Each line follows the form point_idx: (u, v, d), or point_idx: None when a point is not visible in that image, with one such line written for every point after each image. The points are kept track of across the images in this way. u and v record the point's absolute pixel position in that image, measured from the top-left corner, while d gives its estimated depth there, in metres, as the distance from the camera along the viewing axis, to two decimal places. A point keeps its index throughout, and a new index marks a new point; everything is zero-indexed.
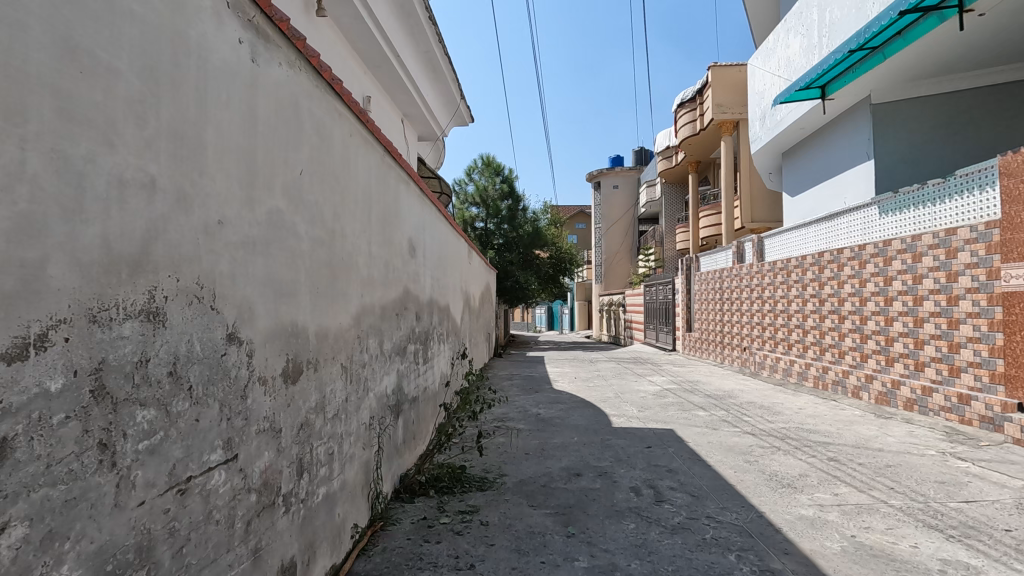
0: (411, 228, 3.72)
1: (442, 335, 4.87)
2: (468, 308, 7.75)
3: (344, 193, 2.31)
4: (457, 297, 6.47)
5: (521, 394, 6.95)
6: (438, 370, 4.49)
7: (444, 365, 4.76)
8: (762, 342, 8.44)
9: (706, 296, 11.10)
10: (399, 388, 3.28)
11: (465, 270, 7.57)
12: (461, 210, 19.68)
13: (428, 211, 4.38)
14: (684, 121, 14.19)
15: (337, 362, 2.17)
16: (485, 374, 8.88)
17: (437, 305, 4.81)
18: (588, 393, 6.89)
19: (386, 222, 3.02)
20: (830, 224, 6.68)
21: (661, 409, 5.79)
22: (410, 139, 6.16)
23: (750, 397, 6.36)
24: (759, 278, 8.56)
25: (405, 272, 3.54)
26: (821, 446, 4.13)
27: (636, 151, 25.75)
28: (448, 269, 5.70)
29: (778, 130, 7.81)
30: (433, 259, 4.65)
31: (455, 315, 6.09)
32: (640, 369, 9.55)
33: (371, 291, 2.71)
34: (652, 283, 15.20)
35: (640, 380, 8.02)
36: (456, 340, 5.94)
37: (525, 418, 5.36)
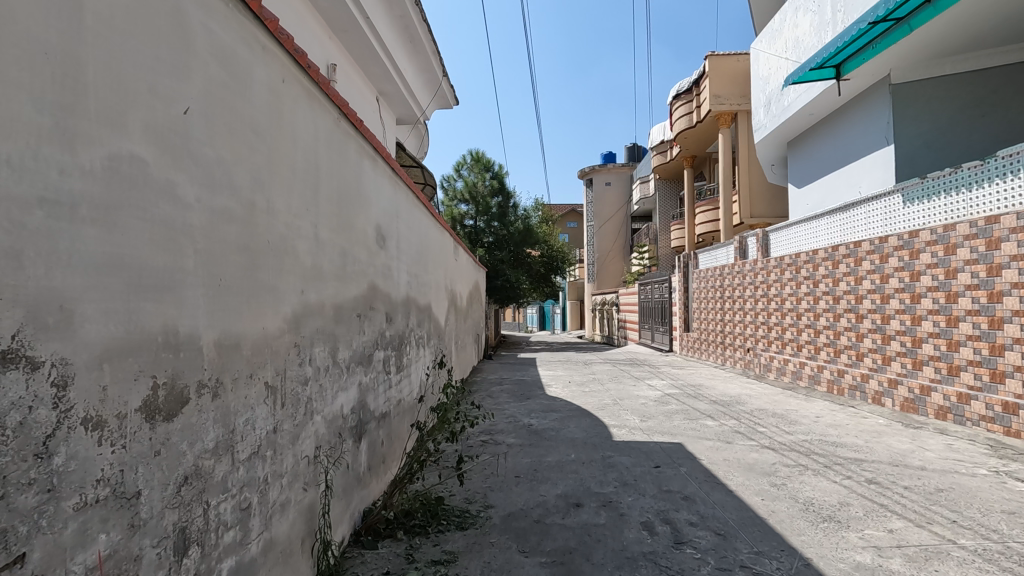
0: (379, 214, 3.15)
1: (420, 339, 4.29)
2: (454, 308, 7.16)
3: (274, 154, 1.74)
4: (441, 296, 5.90)
5: (512, 402, 6.38)
6: (415, 379, 3.92)
7: (421, 373, 4.18)
8: (767, 343, 7.94)
9: (704, 295, 10.61)
10: (362, 405, 2.71)
11: (451, 266, 6.99)
12: (450, 207, 19.07)
13: (403, 196, 3.81)
14: (680, 114, 13.68)
15: (257, 382, 1.60)
16: (473, 378, 8.32)
17: (415, 304, 4.24)
18: (584, 400, 6.34)
19: (342, 201, 2.45)
20: (844, 215, 6.19)
21: (666, 418, 5.26)
22: (388, 121, 5.57)
23: (760, 403, 5.85)
24: (764, 275, 8.04)
25: (372, 264, 2.97)
26: (853, 464, 3.61)
27: (628, 147, 25.26)
28: (430, 263, 5.13)
29: (786, 116, 7.31)
30: (410, 253, 4.08)
31: (438, 315, 5.52)
32: (638, 372, 9.04)
33: (319, 286, 2.14)
34: (647, 282, 14.69)
35: (639, 385, 7.49)
36: (438, 344, 5.37)
37: (516, 431, 4.80)
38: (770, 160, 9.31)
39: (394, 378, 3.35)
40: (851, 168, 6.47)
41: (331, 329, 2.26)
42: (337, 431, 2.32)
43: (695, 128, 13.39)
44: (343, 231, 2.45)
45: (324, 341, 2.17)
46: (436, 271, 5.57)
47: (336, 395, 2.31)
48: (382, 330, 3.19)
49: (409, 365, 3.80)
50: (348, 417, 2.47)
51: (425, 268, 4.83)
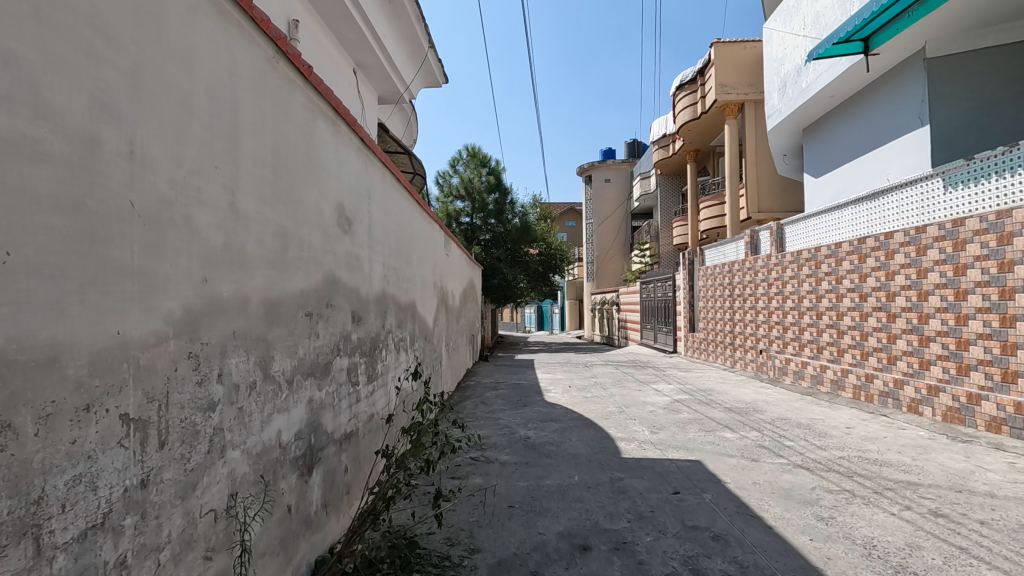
0: (341, 190, 2.58)
1: (397, 342, 3.71)
2: (445, 308, 6.61)
3: (143, 73, 1.18)
4: (428, 293, 5.33)
5: (508, 410, 5.82)
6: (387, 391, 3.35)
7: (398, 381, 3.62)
8: (782, 344, 7.37)
9: (711, 293, 10.03)
10: (314, 428, 2.15)
11: (441, 261, 6.42)
12: (445, 204, 18.54)
13: (376, 173, 3.25)
14: (684, 105, 13.12)
15: (102, 417, 1.04)
16: (467, 383, 7.77)
17: (393, 302, 3.67)
18: (586, 407, 5.78)
19: (280, 165, 1.88)
20: (873, 203, 5.62)
21: (678, 429, 4.71)
22: (369, 99, 5.02)
23: (780, 411, 5.30)
24: (778, 271, 7.49)
25: (330, 250, 2.41)
26: (907, 489, 3.06)
27: (628, 143, 24.72)
28: (415, 254, 4.57)
29: (804, 99, 6.76)
30: (386, 242, 3.50)
31: (424, 314, 4.95)
32: (642, 375, 8.49)
33: (237, 274, 1.57)
34: (650, 280, 14.15)
35: (645, 390, 6.95)
36: (423, 347, 4.79)
37: (510, 445, 4.24)
38: (782, 149, 8.76)
39: (359, 391, 2.77)
40: (878, 152, 5.93)
41: (259, 331, 1.70)
42: (270, 467, 1.76)
43: (700, 119, 12.84)
44: (282, 203, 1.89)
45: (247, 348, 1.61)
46: (423, 265, 5.02)
47: (268, 420, 1.75)
48: (346, 331, 2.62)
49: (382, 373, 3.23)
50: (289, 447, 1.91)
51: (408, 261, 4.26)
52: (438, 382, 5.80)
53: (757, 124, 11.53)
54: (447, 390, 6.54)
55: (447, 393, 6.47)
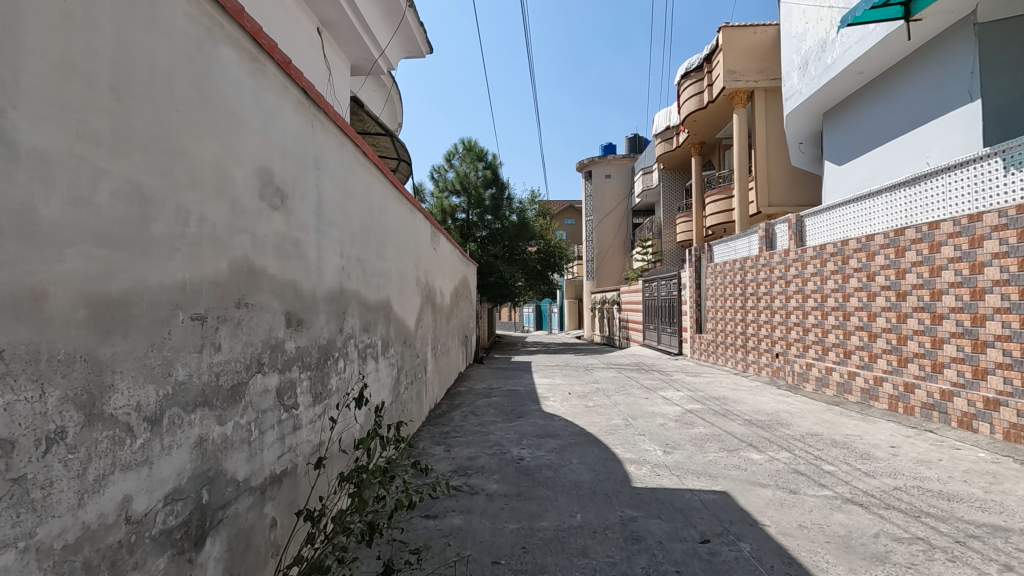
0: (268, 151, 1.95)
1: (359, 349, 3.06)
2: (431, 307, 5.96)
3: None
4: (409, 291, 4.69)
5: (500, 423, 5.18)
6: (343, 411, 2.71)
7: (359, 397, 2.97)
8: (803, 348, 6.73)
9: (720, 292, 9.38)
10: (209, 481, 1.52)
11: (427, 255, 5.77)
12: (440, 199, 17.90)
13: (329, 139, 2.60)
14: (689, 94, 12.49)
15: None
16: (457, 390, 7.13)
17: (356, 301, 3.02)
18: (588, 419, 5.15)
19: (130, 91, 1.24)
20: (911, 190, 4.98)
21: (695, 448, 4.08)
22: (339, 67, 4.38)
23: (809, 425, 4.68)
24: (798, 267, 6.85)
25: (245, 229, 1.76)
26: (996, 537, 2.42)
27: (630, 138, 24.06)
28: (390, 243, 3.93)
29: (828, 78, 6.12)
30: (346, 225, 2.86)
31: (402, 315, 4.30)
32: (648, 380, 7.87)
33: (11, 250, 0.93)
34: (653, 278, 13.52)
35: (652, 398, 6.32)
36: (399, 353, 4.14)
37: (500, 470, 3.60)
38: (799, 136, 8.12)
39: (295, 416, 2.13)
40: (917, 133, 5.30)
41: (70, 346, 1.05)
42: (104, 560, 1.13)
43: (706, 109, 12.20)
44: (137, 147, 1.25)
45: (33, 376, 0.97)
46: (402, 259, 4.38)
47: (96, 488, 1.11)
48: (275, 338, 1.98)
49: (334, 389, 2.58)
50: (150, 519, 1.27)
51: (379, 252, 3.60)
52: (423, 392, 5.16)
53: (768, 113, 10.91)
54: (434, 398, 5.90)
55: (434, 402, 5.84)
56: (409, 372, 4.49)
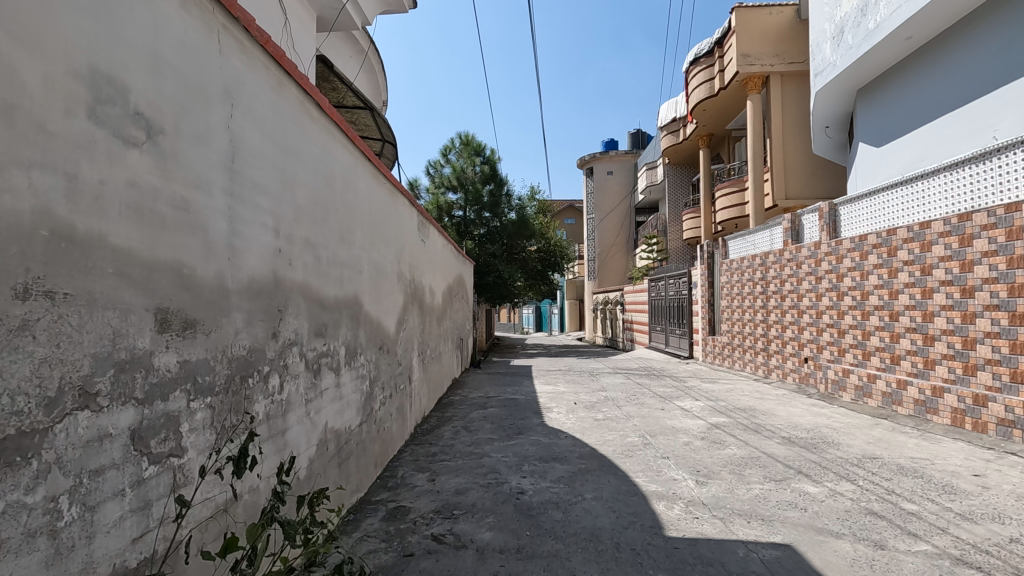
0: (114, 49, 1.21)
1: (306, 360, 2.30)
2: (419, 307, 5.22)
3: None
4: (388, 287, 3.94)
5: (496, 441, 4.44)
6: (271, 449, 1.96)
7: (300, 427, 2.21)
8: (838, 353, 5.96)
9: (737, 291, 8.61)
10: None
11: (412, 247, 5.02)
12: (436, 196, 17.20)
13: (251, 67, 1.85)
14: (699, 81, 11.76)
15: None
16: (450, 400, 6.40)
17: (301, 295, 2.26)
18: (600, 438, 4.40)
19: None
20: (978, 168, 4.24)
21: (732, 476, 3.36)
22: (301, 18, 3.64)
23: (862, 446, 3.96)
24: (831, 262, 6.11)
25: (47, 163, 1.03)
26: None
27: (631, 134, 23.34)
28: (359, 227, 3.18)
29: (869, 45, 5.39)
30: (282, 190, 2.11)
31: (375, 315, 3.52)
32: (661, 388, 7.14)
33: None
34: (659, 277, 12.81)
35: (669, 409, 5.60)
36: (371, 362, 3.38)
37: (495, 511, 2.85)
38: (826, 119, 7.39)
39: (173, 469, 1.39)
40: (984, 104, 4.57)
41: None
42: None
43: (717, 97, 11.48)
44: None
45: None
46: (377, 248, 3.62)
47: None
48: (131, 350, 1.23)
49: (254, 419, 1.83)
50: None
51: (341, 236, 2.85)
52: (406, 406, 4.41)
53: (784, 100, 10.21)
54: (422, 410, 5.16)
55: (421, 415, 5.09)
56: (386, 384, 3.75)
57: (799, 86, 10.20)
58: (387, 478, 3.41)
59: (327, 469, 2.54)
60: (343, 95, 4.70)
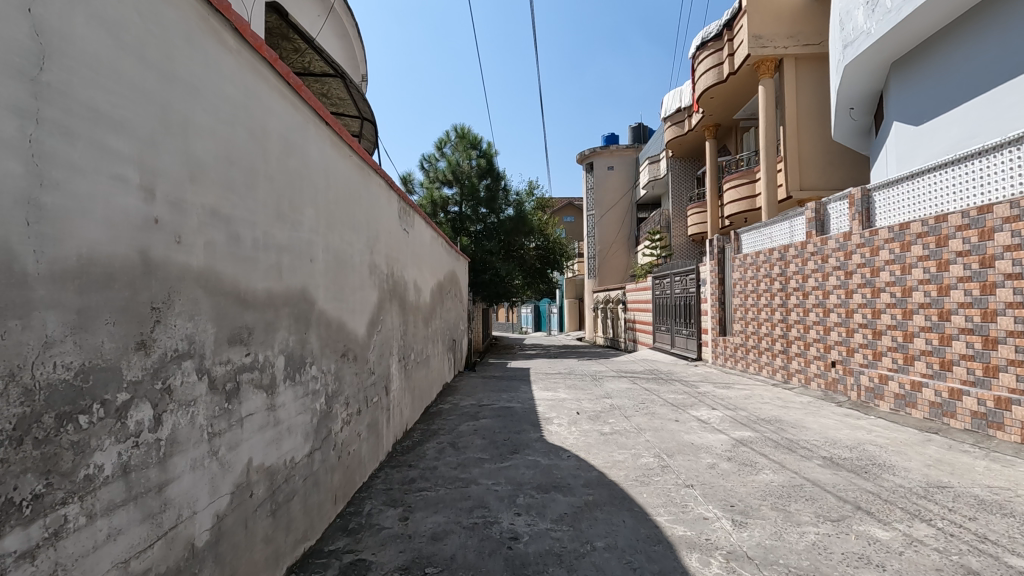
0: None
1: (210, 379, 1.64)
2: (400, 305, 4.56)
3: None
4: (356, 281, 3.26)
5: (487, 462, 3.78)
6: (136, 518, 1.31)
7: (196, 476, 1.55)
8: (873, 357, 5.30)
9: (752, 288, 7.94)
10: None
11: (392, 236, 4.36)
12: (430, 190, 16.59)
13: None
14: (706, 67, 11.11)
15: None
16: (438, 409, 5.76)
17: (200, 286, 1.60)
18: (609, 459, 3.74)
19: None
20: None
21: (777, 513, 2.71)
22: None
23: (923, 471, 3.32)
24: (864, 254, 5.46)
25: None
26: None
27: (631, 128, 22.70)
28: (309, 203, 2.51)
29: (913, 7, 4.73)
30: (161, 133, 1.45)
31: (334, 314, 2.85)
32: (672, 394, 6.50)
33: None
34: (664, 274, 12.18)
35: (685, 421, 4.96)
36: (328, 373, 2.72)
37: (479, 569, 2.19)
38: (852, 99, 6.73)
39: None
40: None
41: None
42: None
43: (726, 84, 10.83)
44: None
45: None
46: (339, 233, 2.95)
47: None
48: None
49: (91, 481, 1.17)
50: None
51: (278, 211, 2.18)
52: (381, 422, 3.74)
53: (798, 86, 9.57)
54: (403, 423, 4.50)
55: (403, 430, 4.44)
56: (351, 398, 3.08)
57: (814, 70, 9.56)
58: (349, 517, 2.75)
59: (251, 522, 1.88)
60: (310, 59, 4.10)
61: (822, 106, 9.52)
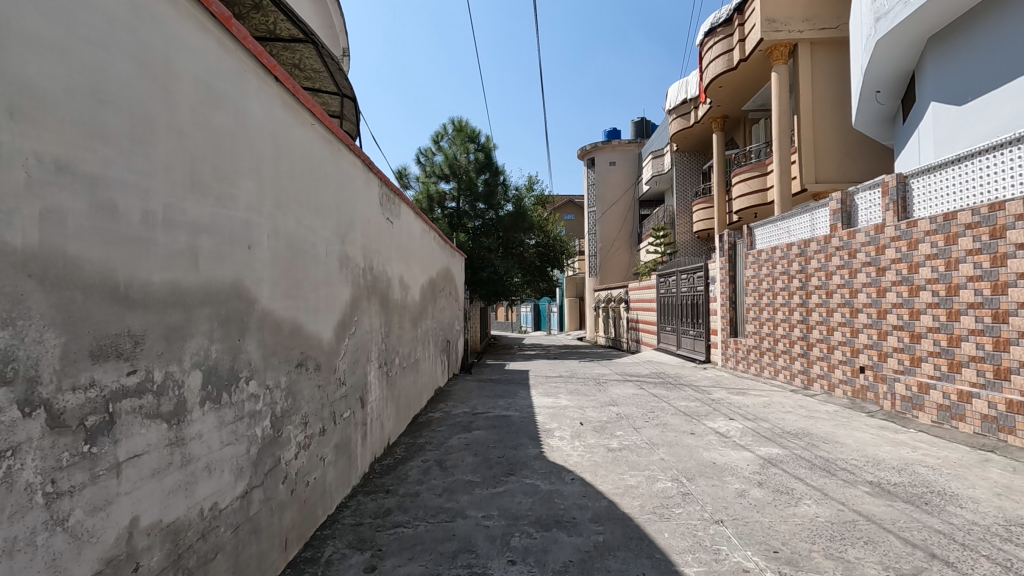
0: None
1: (48, 413, 1.11)
2: (380, 303, 4.01)
3: None
4: (319, 274, 2.72)
5: (478, 487, 3.24)
6: None
7: (13, 567, 1.02)
8: (910, 363, 4.76)
9: (766, 286, 7.40)
10: None
11: (372, 225, 3.83)
12: (426, 183, 16.03)
13: None
14: (715, 54, 10.55)
15: None
16: (427, 419, 5.22)
17: (20, 272, 1.06)
18: (620, 485, 3.21)
19: None
20: None
21: (833, 564, 2.18)
22: None
23: (995, 503, 2.79)
24: (901, 248, 4.90)
25: None
26: None
27: (634, 122, 22.12)
28: (245, 173, 1.97)
29: None
30: None
31: (285, 313, 2.30)
32: (683, 402, 5.96)
33: None
34: (670, 272, 11.64)
35: (702, 435, 4.42)
36: (274, 388, 2.18)
37: None
38: (879, 80, 6.20)
39: None
40: None
41: None
42: None
43: (735, 72, 10.29)
44: None
45: None
46: (293, 214, 2.40)
47: None
48: None
49: None
50: None
51: (192, 179, 1.64)
52: (354, 440, 3.20)
53: (814, 72, 9.03)
54: (384, 438, 3.97)
55: (383, 446, 3.90)
56: (310, 415, 2.55)
57: (831, 56, 9.02)
58: (302, 568, 2.21)
59: None
60: (274, 21, 3.56)
61: (839, 93, 8.98)
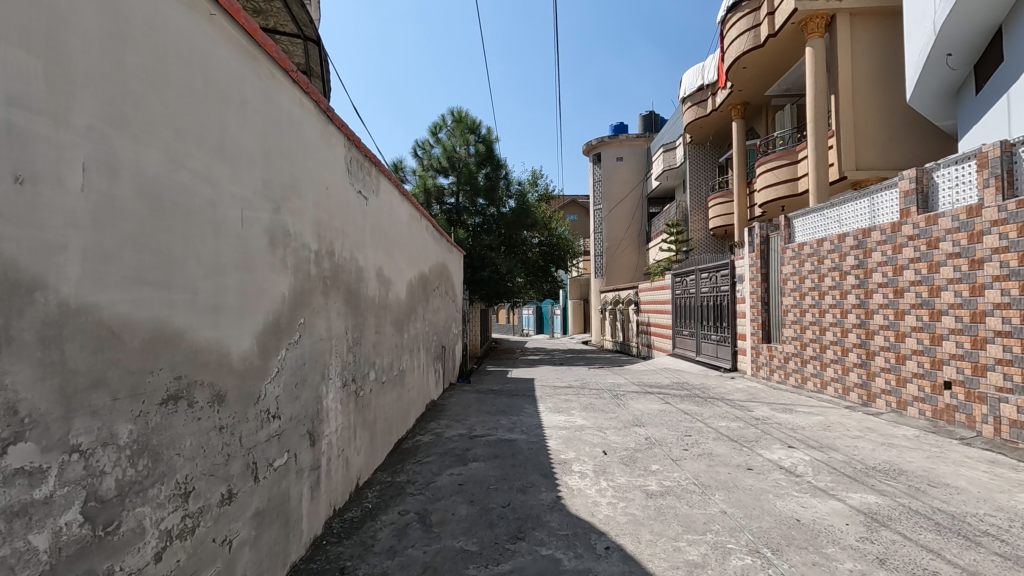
0: None
1: None
2: (345, 299, 3.02)
3: None
4: (222, 252, 1.72)
5: (472, 565, 2.24)
6: None
7: None
8: (1021, 379, 3.71)
9: (811, 284, 6.36)
10: None
11: (333, 195, 2.83)
12: (423, 177, 15.06)
13: None
14: (740, 30, 9.56)
15: None
16: (413, 446, 4.23)
17: None
18: (681, 562, 2.22)
19: None
20: None
21: None
22: None
23: None
24: (1005, 234, 3.85)
25: None
26: None
27: (642, 116, 21.13)
28: (4, 32, 1.00)
29: None
30: None
31: (131, 311, 1.30)
32: (723, 422, 4.96)
33: None
34: (687, 271, 10.65)
35: (764, 472, 3.43)
36: (101, 449, 1.20)
37: None
38: (954, 39, 5.21)
39: None
40: None
41: None
42: None
43: (763, 49, 9.30)
44: None
45: None
46: (158, 143, 1.42)
47: None
48: None
49: None
50: None
51: None
52: (292, 499, 2.21)
53: (854, 46, 8.04)
54: (349, 480, 2.99)
55: (346, 490, 2.92)
56: (198, 477, 1.56)
57: (873, 27, 8.03)
58: None
59: None
60: None
61: (884, 69, 7.99)
